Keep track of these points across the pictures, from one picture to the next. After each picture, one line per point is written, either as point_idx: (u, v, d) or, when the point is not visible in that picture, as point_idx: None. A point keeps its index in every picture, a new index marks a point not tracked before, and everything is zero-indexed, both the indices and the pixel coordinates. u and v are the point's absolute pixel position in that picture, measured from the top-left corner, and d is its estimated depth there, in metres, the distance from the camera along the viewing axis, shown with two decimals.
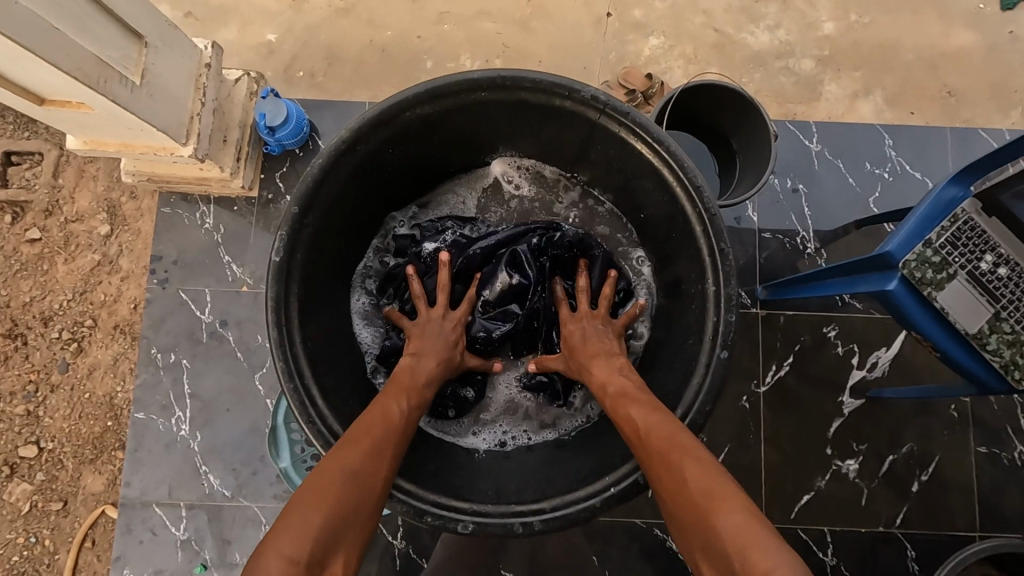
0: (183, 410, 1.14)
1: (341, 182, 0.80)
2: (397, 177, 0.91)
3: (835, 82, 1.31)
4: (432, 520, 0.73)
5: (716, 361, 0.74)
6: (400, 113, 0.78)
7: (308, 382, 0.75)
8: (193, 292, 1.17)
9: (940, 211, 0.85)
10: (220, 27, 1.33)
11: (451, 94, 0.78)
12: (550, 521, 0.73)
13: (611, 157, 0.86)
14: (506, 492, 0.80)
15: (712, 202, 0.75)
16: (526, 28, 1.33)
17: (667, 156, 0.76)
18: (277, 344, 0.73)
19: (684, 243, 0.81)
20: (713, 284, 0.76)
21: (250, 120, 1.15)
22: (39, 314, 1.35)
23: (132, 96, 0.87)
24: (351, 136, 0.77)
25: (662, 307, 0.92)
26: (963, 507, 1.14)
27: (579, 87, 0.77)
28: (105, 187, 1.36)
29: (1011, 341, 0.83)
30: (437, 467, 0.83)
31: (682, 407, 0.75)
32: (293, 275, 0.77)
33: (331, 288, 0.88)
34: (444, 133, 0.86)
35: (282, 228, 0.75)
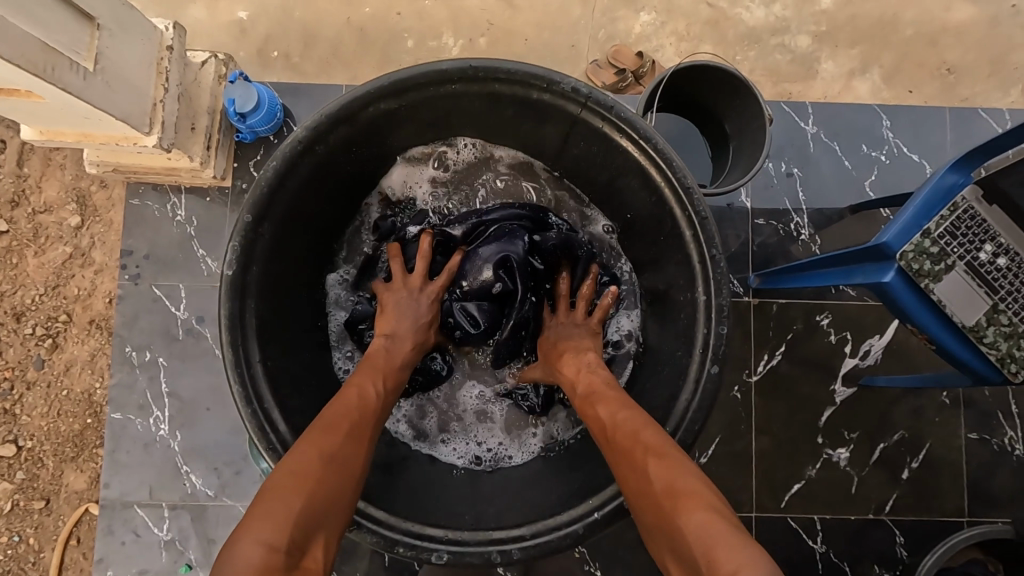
0: (162, 410, 1.11)
1: (302, 183, 0.76)
2: (363, 174, 0.87)
3: (832, 60, 1.26)
4: (405, 551, 0.71)
5: (707, 376, 0.72)
6: (362, 108, 0.73)
7: (269, 406, 0.72)
8: (166, 287, 1.12)
9: (940, 199, 0.82)
10: (187, 3, 1.25)
11: (415, 88, 0.74)
12: (529, 549, 0.71)
13: (593, 154, 0.81)
14: (484, 519, 0.78)
15: (703, 203, 0.72)
16: (512, 3, 1.26)
17: (654, 154, 0.73)
18: (233, 368, 0.70)
19: (673, 246, 0.77)
20: (704, 294, 0.73)
21: (220, 106, 1.08)
22: (11, 310, 1.30)
23: (85, 84, 0.81)
24: (309, 135, 0.72)
25: (649, 310, 0.89)
26: (952, 492, 1.14)
27: (558, 78, 0.73)
28: (73, 176, 1.30)
29: (1008, 333, 0.81)
30: (413, 492, 0.81)
31: (670, 425, 0.73)
32: (249, 290, 0.73)
33: (296, 297, 0.84)
34: (411, 125, 0.82)
35: (234, 240, 0.71)
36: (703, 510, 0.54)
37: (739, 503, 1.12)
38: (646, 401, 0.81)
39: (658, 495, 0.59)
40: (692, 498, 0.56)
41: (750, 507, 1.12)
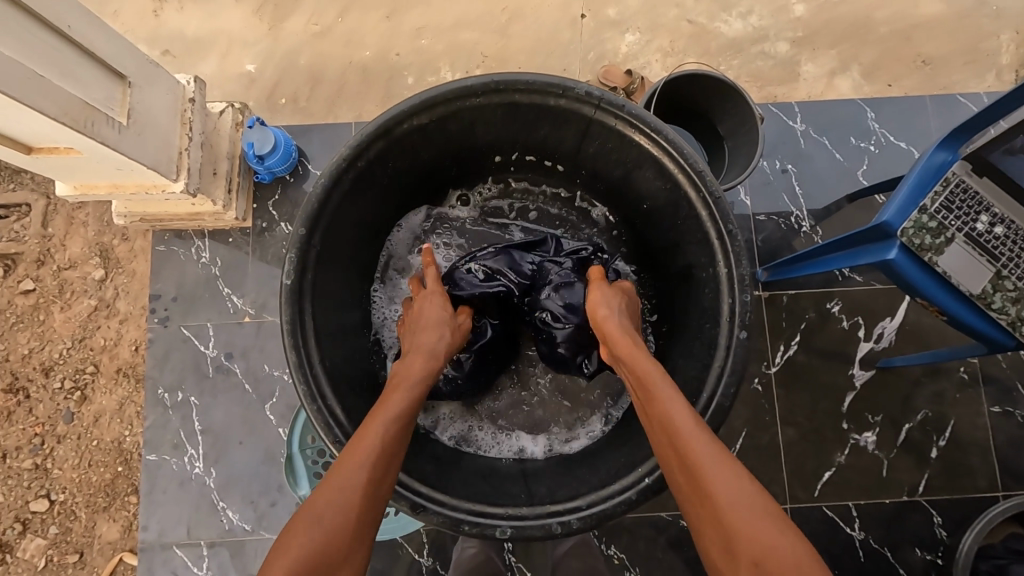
0: (196, 448, 1.13)
1: (343, 200, 0.79)
2: (395, 188, 0.90)
3: (812, 62, 1.33)
4: (470, 529, 0.72)
5: (737, 341, 0.75)
6: (396, 125, 0.78)
7: (332, 403, 0.75)
8: (195, 327, 1.16)
9: (932, 174, 0.86)
10: (200, 61, 1.33)
11: (442, 103, 0.78)
12: (587, 518, 0.73)
13: (608, 151, 0.86)
14: (539, 493, 0.79)
15: (716, 185, 0.75)
16: (503, 35, 1.34)
17: (667, 145, 0.77)
18: (297, 368, 0.73)
19: (690, 229, 0.81)
20: (725, 266, 0.76)
21: (239, 151, 1.15)
22: (40, 365, 1.33)
23: (120, 136, 0.87)
24: (351, 152, 0.76)
25: (673, 298, 0.92)
26: (983, 467, 1.14)
27: (573, 84, 0.77)
28: (96, 231, 1.35)
29: (1015, 298, 0.83)
30: (466, 476, 0.82)
31: (707, 390, 0.75)
32: (306, 296, 0.76)
33: (346, 304, 0.87)
34: (440, 140, 0.86)
35: (290, 250, 0.74)
36: (773, 525, 0.57)
37: (773, 496, 1.12)
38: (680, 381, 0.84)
39: (727, 509, 0.59)
40: (759, 510, 0.58)
41: (783, 498, 1.12)
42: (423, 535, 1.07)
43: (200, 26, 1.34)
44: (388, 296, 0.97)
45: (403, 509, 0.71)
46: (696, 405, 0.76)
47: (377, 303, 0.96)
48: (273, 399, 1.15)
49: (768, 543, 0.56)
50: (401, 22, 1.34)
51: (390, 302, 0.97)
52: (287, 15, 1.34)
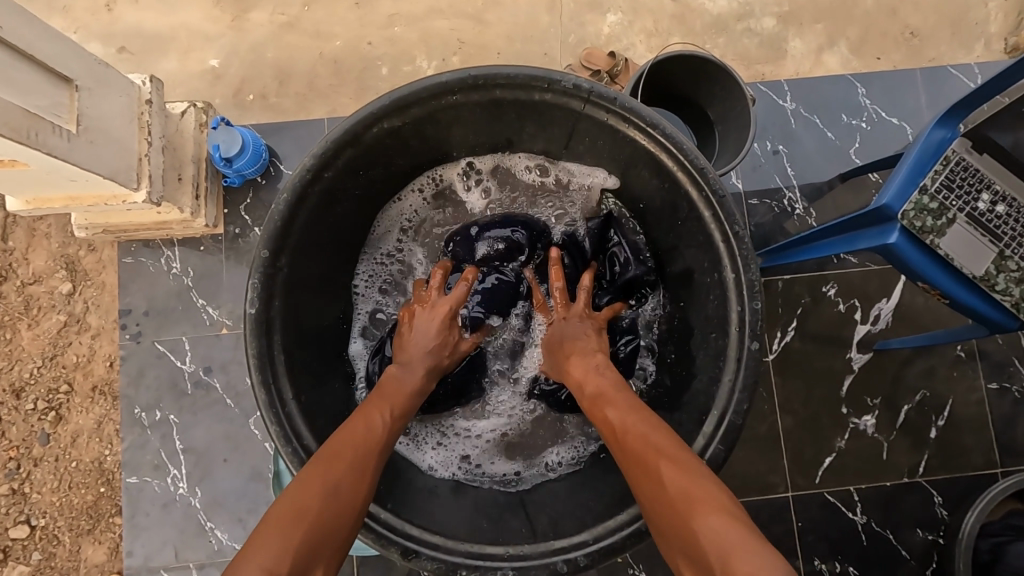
0: (178, 468, 1.08)
1: (311, 215, 0.74)
2: (371, 198, 0.85)
3: (800, 38, 1.28)
4: (468, 573, 0.69)
5: (748, 353, 0.71)
6: (365, 130, 0.72)
7: (309, 442, 0.71)
8: (170, 342, 1.10)
9: (930, 155, 0.83)
10: (158, 59, 1.25)
11: (416, 104, 0.72)
12: (594, 554, 0.70)
13: (599, 147, 0.81)
14: (542, 528, 0.77)
15: (718, 182, 0.71)
16: (479, 21, 1.27)
17: (664, 140, 0.72)
18: (268, 408, 0.68)
19: (691, 230, 0.77)
20: (731, 270, 0.72)
21: (205, 154, 1.08)
22: (10, 387, 1.26)
23: (71, 146, 0.80)
24: (316, 163, 0.71)
25: (672, 298, 0.88)
26: (981, 445, 1.14)
27: (558, 77, 0.72)
28: (60, 243, 1.27)
29: (1019, 279, 0.81)
30: (463, 514, 0.79)
31: (718, 407, 0.72)
32: (274, 325, 0.71)
33: (320, 327, 0.82)
34: (416, 141, 0.80)
35: (254, 276, 0.69)
36: (717, 515, 0.55)
37: (774, 485, 1.11)
38: (682, 387, 0.81)
39: (670, 504, 0.59)
40: (704, 499, 0.57)
41: (785, 487, 1.11)
42: None
43: (156, 20, 1.25)
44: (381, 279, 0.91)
45: (394, 558, 0.68)
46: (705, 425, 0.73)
47: (366, 282, 0.91)
48: (257, 413, 1.10)
49: (705, 528, 0.54)
50: (372, 10, 1.27)
51: (383, 278, 0.91)
52: (249, 6, 1.26)
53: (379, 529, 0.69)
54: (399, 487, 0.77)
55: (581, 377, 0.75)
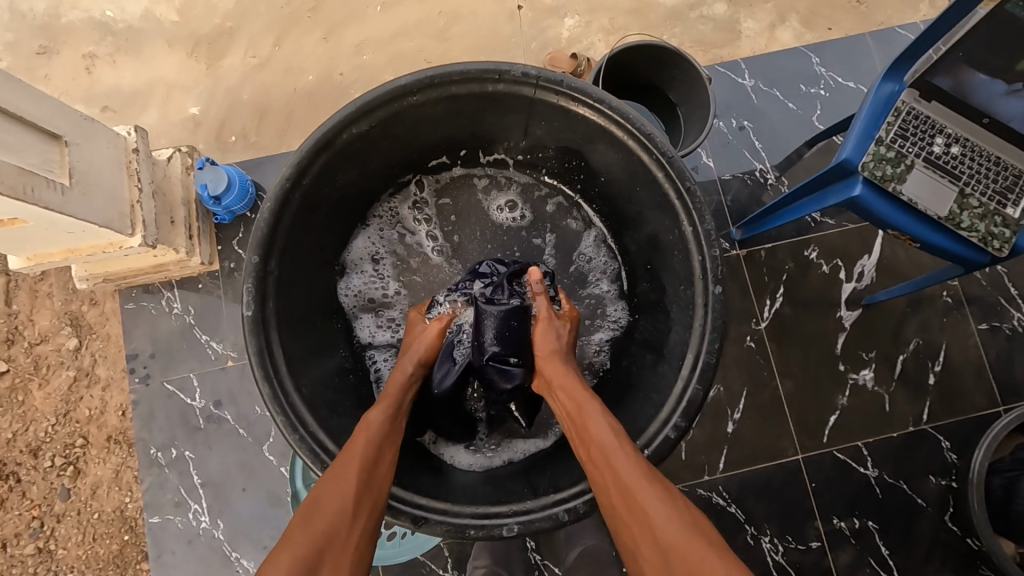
0: (198, 502, 1.11)
1: (293, 223, 0.77)
2: (348, 203, 0.88)
3: (751, 18, 1.31)
4: (476, 532, 0.70)
5: (712, 298, 0.74)
6: (336, 136, 0.75)
7: (315, 429, 0.73)
8: (177, 381, 1.14)
9: (882, 107, 0.87)
10: (141, 112, 1.30)
11: (379, 108, 0.76)
12: (592, 501, 0.71)
13: (556, 130, 0.84)
14: (542, 485, 0.78)
15: (667, 145, 0.75)
16: (444, 39, 1.33)
17: (611, 113, 0.76)
18: (272, 400, 0.71)
19: (649, 194, 0.80)
20: (688, 224, 0.76)
21: (194, 195, 1.12)
22: (27, 446, 1.16)
23: (65, 199, 0.85)
24: (293, 172, 0.74)
25: (643, 266, 0.90)
26: (981, 385, 1.16)
27: (508, 67, 0.75)
28: (63, 300, 1.19)
29: (982, 214, 0.84)
30: (467, 482, 0.81)
31: (692, 351, 0.75)
32: (270, 323, 0.74)
33: (315, 329, 0.84)
34: (385, 144, 0.83)
35: (247, 280, 0.72)
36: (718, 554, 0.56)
37: (784, 449, 1.12)
38: (658, 344, 0.84)
39: (664, 544, 0.58)
40: (705, 538, 0.57)
41: (794, 450, 1.12)
42: (445, 550, 1.05)
43: (135, 77, 1.31)
44: (368, 294, 0.94)
45: (404, 524, 0.70)
46: (681, 374, 0.75)
47: (354, 298, 0.94)
48: (270, 439, 1.13)
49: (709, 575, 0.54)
50: (340, 41, 1.32)
51: (370, 294, 0.94)
52: (223, 52, 1.32)
53: (388, 500, 0.71)
54: (407, 464, 0.79)
55: (551, 376, 0.76)
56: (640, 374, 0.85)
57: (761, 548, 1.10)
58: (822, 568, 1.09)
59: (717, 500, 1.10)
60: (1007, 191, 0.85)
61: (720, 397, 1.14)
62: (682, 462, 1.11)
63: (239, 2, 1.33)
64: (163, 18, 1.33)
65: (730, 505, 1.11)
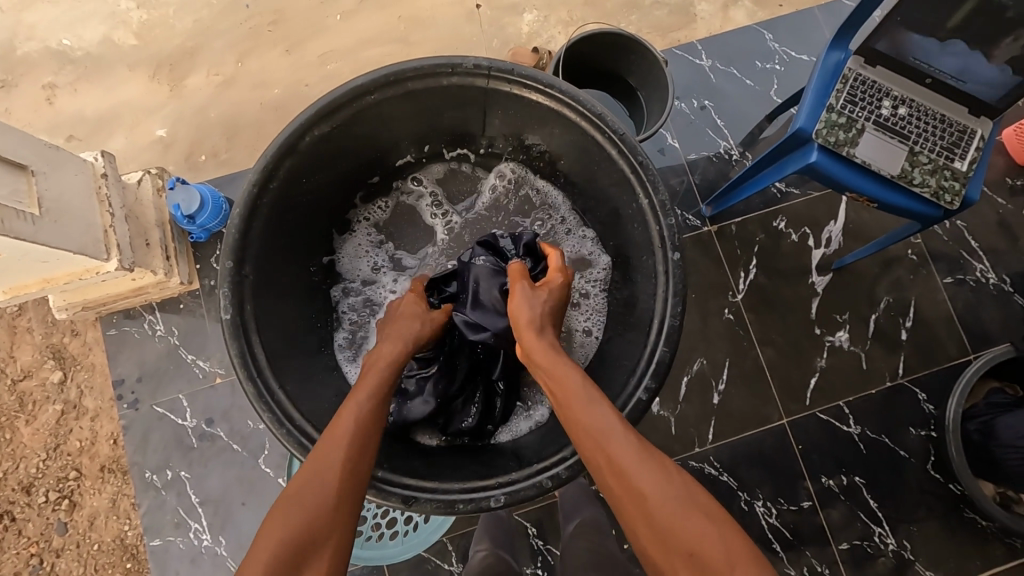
0: (198, 521, 1.11)
1: (264, 229, 0.77)
2: (318, 208, 0.89)
3: (705, 1, 1.33)
4: (465, 506, 0.71)
5: (672, 265, 0.76)
6: (299, 140, 0.76)
7: (301, 422, 0.73)
8: (167, 403, 1.14)
9: (830, 75, 0.91)
10: (108, 139, 1.29)
11: (339, 108, 0.77)
12: (573, 466, 0.72)
13: (512, 117, 0.86)
14: (528, 457, 0.79)
15: (618, 123, 0.77)
16: (406, 42, 1.34)
17: (562, 97, 0.78)
18: (257, 399, 0.71)
19: (607, 171, 0.82)
20: (644, 198, 0.78)
21: (168, 216, 1.12)
22: (19, 484, 1.15)
23: (36, 228, 0.85)
24: (260, 177, 0.75)
25: (610, 243, 0.92)
26: (951, 336, 1.20)
27: (459, 60, 0.77)
28: (43, 334, 1.18)
29: (932, 170, 0.88)
30: (456, 461, 0.82)
31: (657, 317, 0.76)
32: (250, 327, 0.75)
33: (295, 332, 0.85)
34: (348, 144, 0.84)
35: (223, 286, 0.72)
36: (714, 528, 0.55)
37: (770, 415, 1.16)
38: (628, 316, 0.86)
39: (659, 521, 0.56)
40: (699, 512, 0.56)
41: (779, 415, 1.16)
42: (448, 544, 1.07)
43: (99, 104, 1.30)
44: (362, 298, 0.96)
45: (394, 504, 0.70)
46: (649, 341, 0.77)
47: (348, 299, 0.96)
48: (265, 452, 1.14)
49: (705, 544, 0.54)
50: (303, 53, 1.33)
51: (364, 293, 0.97)
52: (185, 73, 1.32)
53: (377, 483, 0.72)
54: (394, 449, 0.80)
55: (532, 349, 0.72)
56: (614, 346, 0.87)
57: (755, 513, 1.13)
58: (815, 526, 1.13)
59: (710, 470, 1.13)
60: (954, 146, 0.88)
61: (704, 370, 1.16)
62: (673, 437, 1.14)
63: (197, 21, 1.34)
64: (122, 43, 1.32)
65: (722, 474, 1.14)
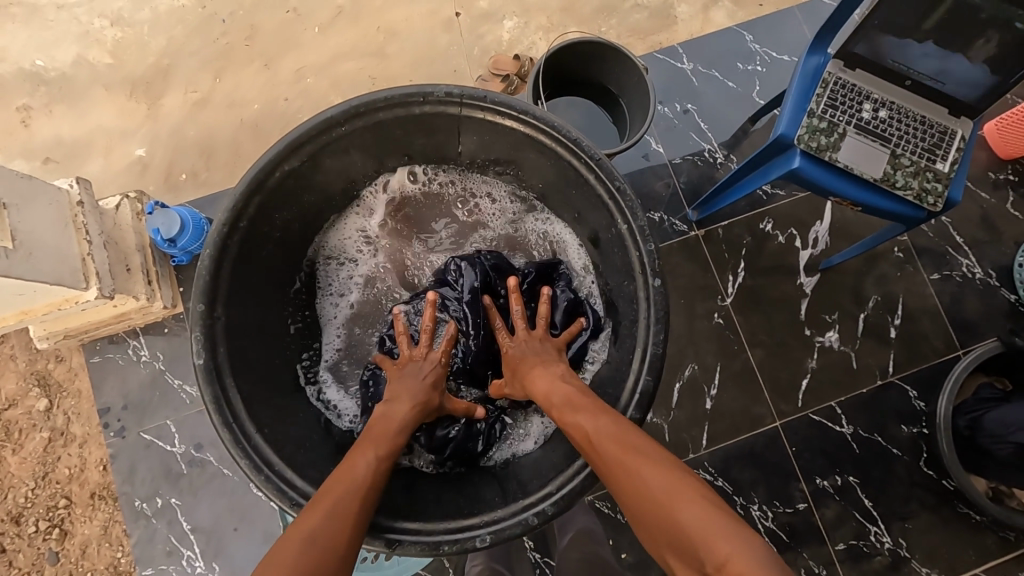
0: (190, 548, 1.10)
1: (233, 271, 0.76)
2: (291, 239, 0.87)
3: (685, 3, 1.33)
4: (450, 548, 0.70)
5: (653, 291, 0.75)
6: (268, 175, 0.75)
7: (280, 467, 0.72)
8: (154, 429, 1.13)
9: (810, 80, 0.91)
10: (85, 160, 1.27)
11: (308, 142, 0.75)
12: (559, 502, 0.71)
13: (488, 143, 0.85)
14: (513, 492, 0.78)
15: (593, 149, 0.76)
16: (385, 54, 1.33)
17: (536, 123, 0.77)
18: (233, 445, 0.70)
19: (585, 194, 0.81)
20: (623, 223, 0.76)
21: (148, 240, 1.10)
22: (8, 514, 1.13)
23: (8, 262, 0.83)
24: (229, 215, 0.73)
25: (592, 262, 0.91)
26: (939, 332, 1.21)
27: (430, 89, 0.76)
28: (27, 361, 1.16)
29: (914, 172, 0.88)
30: (439, 494, 0.80)
31: (640, 347, 0.75)
32: (225, 370, 0.73)
33: (271, 367, 0.83)
34: (319, 176, 0.83)
35: (195, 329, 0.71)
36: (694, 505, 0.52)
37: (761, 419, 1.16)
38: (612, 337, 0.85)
39: (646, 512, 0.55)
40: (674, 492, 0.54)
41: (771, 418, 1.16)
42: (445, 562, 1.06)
43: (74, 125, 1.28)
44: (346, 296, 0.94)
45: (378, 548, 0.68)
46: (632, 367, 0.76)
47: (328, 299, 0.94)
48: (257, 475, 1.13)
49: (682, 521, 0.52)
50: (281, 67, 1.31)
51: (346, 294, 0.94)
52: (162, 91, 1.30)
53: None
54: None
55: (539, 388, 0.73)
56: (598, 368, 0.86)
57: (752, 517, 1.13)
58: (811, 527, 1.13)
59: (704, 475, 1.13)
60: (935, 148, 0.88)
61: (695, 375, 1.16)
62: (666, 443, 1.14)
63: (172, 38, 1.32)
64: (96, 62, 1.30)
65: (717, 478, 1.13)
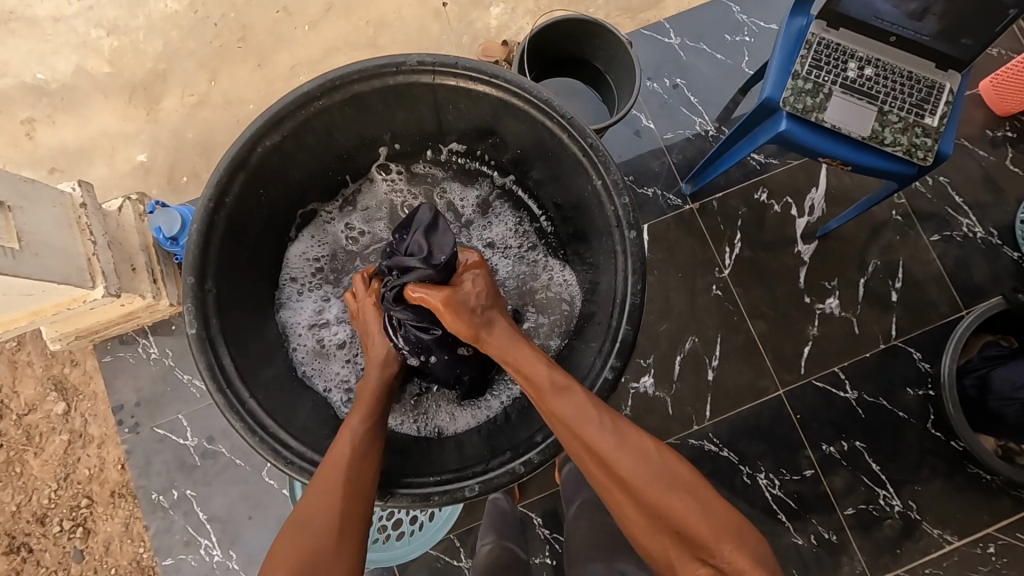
0: (208, 537, 1.13)
1: (220, 252, 0.78)
2: (278, 219, 0.89)
3: None
4: (440, 498, 0.73)
5: (630, 242, 0.76)
6: (249, 153, 0.76)
7: (275, 430, 0.74)
8: (168, 424, 1.16)
9: (794, 41, 0.91)
10: (90, 167, 1.30)
11: (286, 118, 0.77)
12: (546, 451, 0.73)
13: (464, 112, 0.86)
14: (501, 445, 0.80)
15: (565, 108, 0.77)
16: (376, 47, 1.34)
17: (506, 84, 0.77)
18: (227, 408, 0.72)
19: (563, 157, 0.82)
20: (599, 179, 0.77)
21: (151, 240, 1.13)
22: (33, 515, 1.16)
23: (16, 262, 0.86)
24: (215, 192, 0.75)
25: (575, 228, 0.91)
26: (942, 295, 1.20)
27: (402, 58, 0.77)
28: (44, 366, 1.18)
29: (902, 128, 0.88)
30: (433, 457, 0.82)
31: (620, 295, 0.76)
32: (218, 341, 0.75)
33: (263, 344, 0.86)
34: (302, 155, 0.84)
35: (187, 299, 0.73)
36: (696, 503, 0.61)
37: (765, 388, 1.16)
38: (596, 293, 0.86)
39: (638, 498, 0.63)
40: (676, 488, 0.62)
41: (775, 387, 1.16)
42: (456, 541, 1.08)
43: (77, 134, 1.30)
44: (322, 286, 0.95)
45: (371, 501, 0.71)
46: (616, 317, 0.76)
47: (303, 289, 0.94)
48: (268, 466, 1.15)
49: (684, 515, 0.61)
50: (274, 67, 1.33)
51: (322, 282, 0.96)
52: (159, 97, 1.32)
53: None
54: None
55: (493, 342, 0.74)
56: (586, 329, 0.86)
57: (759, 485, 1.13)
58: (818, 493, 1.13)
59: (709, 447, 1.14)
60: (923, 103, 0.88)
61: (696, 348, 1.16)
62: (671, 417, 1.14)
63: (166, 43, 1.34)
64: (95, 71, 1.33)
65: (722, 450, 1.14)
